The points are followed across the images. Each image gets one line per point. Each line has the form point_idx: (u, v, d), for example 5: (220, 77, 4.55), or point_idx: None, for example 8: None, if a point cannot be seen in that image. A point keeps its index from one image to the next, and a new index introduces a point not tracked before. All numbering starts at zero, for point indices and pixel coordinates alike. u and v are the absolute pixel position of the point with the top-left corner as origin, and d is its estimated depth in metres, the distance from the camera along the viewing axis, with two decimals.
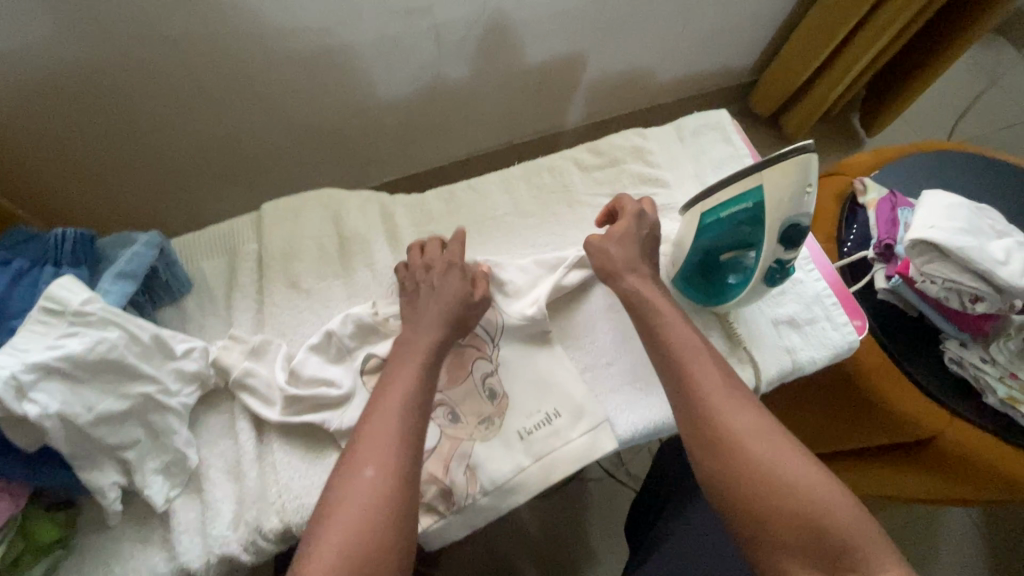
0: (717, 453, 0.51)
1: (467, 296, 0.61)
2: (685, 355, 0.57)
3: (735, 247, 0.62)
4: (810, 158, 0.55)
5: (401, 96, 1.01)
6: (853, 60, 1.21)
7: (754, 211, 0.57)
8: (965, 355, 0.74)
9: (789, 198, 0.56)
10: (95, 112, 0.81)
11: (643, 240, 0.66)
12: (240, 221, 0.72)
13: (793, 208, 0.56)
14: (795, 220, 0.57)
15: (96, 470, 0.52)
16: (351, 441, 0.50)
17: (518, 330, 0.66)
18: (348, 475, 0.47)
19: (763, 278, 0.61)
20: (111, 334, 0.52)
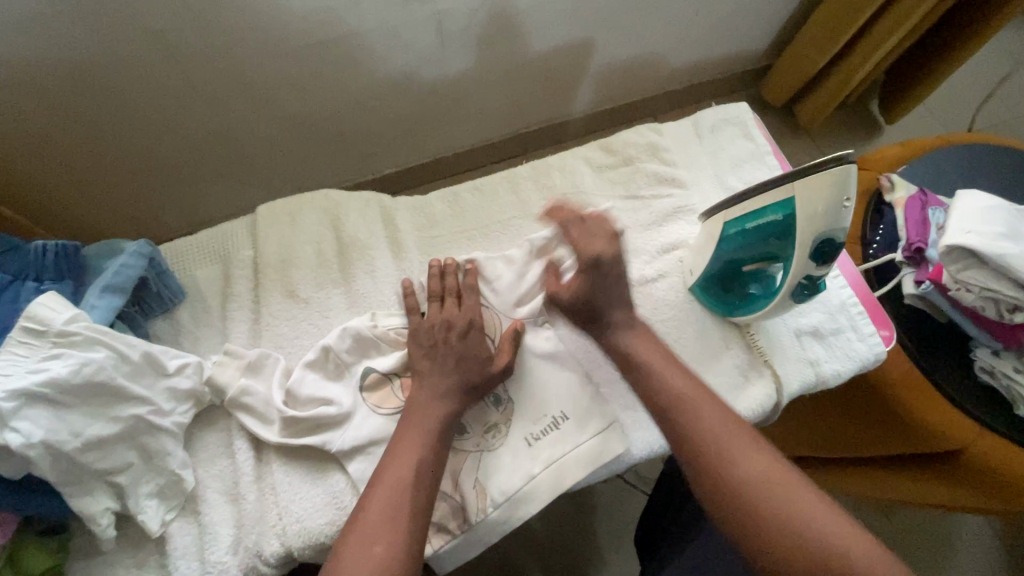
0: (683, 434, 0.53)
1: (487, 363, 0.59)
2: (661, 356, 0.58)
3: (759, 259, 0.58)
4: (849, 166, 0.51)
5: (402, 86, 0.97)
6: (873, 46, 1.15)
7: (782, 224, 0.54)
8: (995, 364, 0.71)
9: (824, 212, 0.52)
10: (80, 111, 0.77)
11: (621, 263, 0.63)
12: (234, 226, 0.69)
13: (829, 222, 0.53)
14: (829, 235, 0.53)
15: (88, 496, 0.49)
16: (356, 511, 0.49)
17: (541, 360, 0.63)
18: (356, 549, 0.46)
19: (791, 295, 0.57)
20: (98, 356, 0.49)
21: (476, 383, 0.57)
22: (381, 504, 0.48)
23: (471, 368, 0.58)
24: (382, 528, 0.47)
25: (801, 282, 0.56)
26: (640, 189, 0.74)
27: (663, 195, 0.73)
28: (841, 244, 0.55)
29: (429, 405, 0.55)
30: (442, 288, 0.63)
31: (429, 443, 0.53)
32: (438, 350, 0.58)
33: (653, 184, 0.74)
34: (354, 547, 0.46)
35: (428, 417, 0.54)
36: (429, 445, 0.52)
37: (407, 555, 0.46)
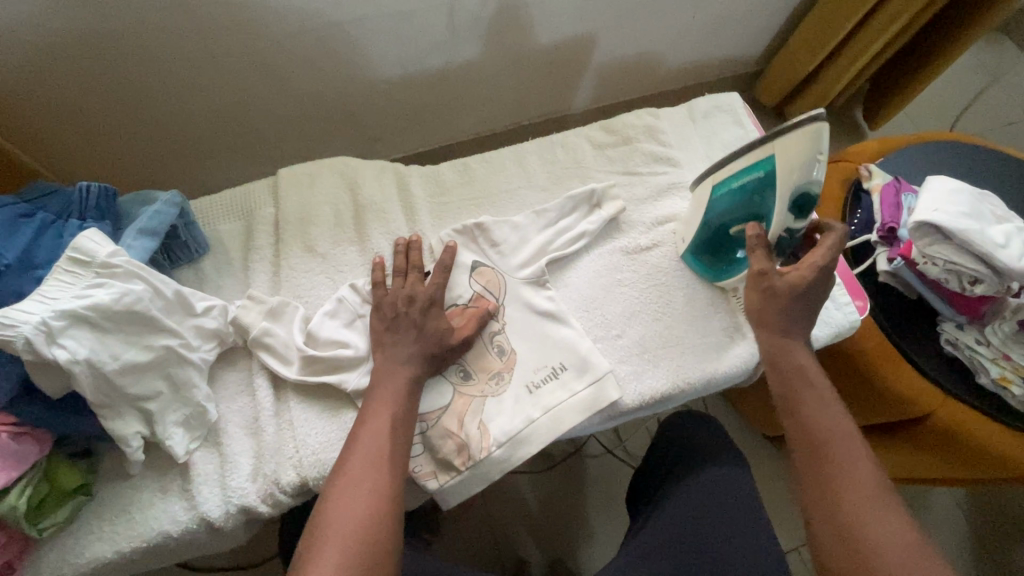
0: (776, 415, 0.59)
1: (446, 336, 0.62)
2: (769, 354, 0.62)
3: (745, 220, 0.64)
4: (818, 125, 0.56)
5: (413, 72, 1.02)
6: (857, 53, 1.23)
7: (764, 180, 0.59)
8: (960, 336, 0.77)
9: (800, 166, 0.57)
10: (106, 75, 0.81)
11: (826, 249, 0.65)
12: (257, 186, 0.73)
13: (805, 175, 0.58)
14: (805, 187, 0.59)
15: (120, 419, 0.53)
16: (340, 462, 0.53)
17: (542, 314, 0.69)
18: (341, 493, 0.50)
19: (774, 248, 0.63)
20: (137, 287, 0.53)
21: (445, 342, 0.61)
22: (363, 460, 0.52)
23: (431, 339, 0.61)
24: (365, 476, 0.51)
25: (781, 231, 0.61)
26: (638, 167, 0.79)
27: (659, 173, 0.79)
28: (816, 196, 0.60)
29: (396, 369, 0.58)
30: (407, 262, 0.66)
31: (400, 404, 0.57)
32: (400, 321, 0.61)
33: (649, 163, 0.80)
34: (340, 492, 0.50)
35: (395, 379, 0.58)
36: (400, 407, 0.56)
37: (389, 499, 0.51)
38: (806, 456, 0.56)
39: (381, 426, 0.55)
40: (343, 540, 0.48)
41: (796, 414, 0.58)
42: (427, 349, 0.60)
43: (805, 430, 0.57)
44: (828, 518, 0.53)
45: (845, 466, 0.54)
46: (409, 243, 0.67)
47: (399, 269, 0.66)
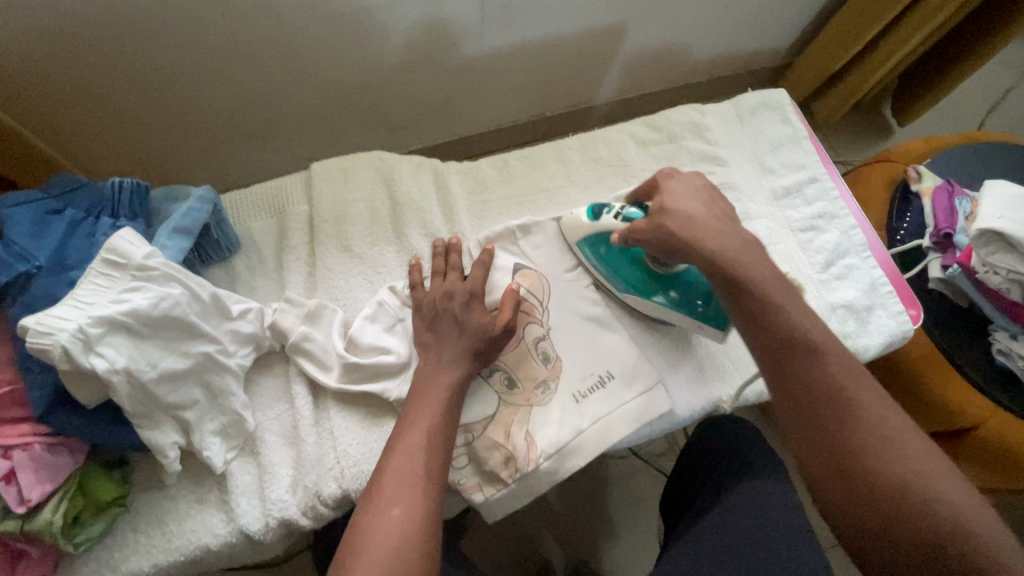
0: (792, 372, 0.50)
1: (492, 335, 0.58)
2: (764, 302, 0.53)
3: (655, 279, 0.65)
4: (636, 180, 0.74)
5: (438, 60, 0.98)
6: (894, 49, 1.18)
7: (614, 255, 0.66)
8: (1013, 346, 0.74)
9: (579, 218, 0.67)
10: (126, 61, 0.77)
11: (702, 195, 0.61)
12: (288, 181, 0.70)
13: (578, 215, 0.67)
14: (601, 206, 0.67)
15: (156, 428, 0.51)
16: (374, 476, 0.49)
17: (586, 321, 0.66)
18: (373, 513, 0.46)
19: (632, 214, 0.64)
20: (175, 291, 0.50)
21: (492, 338, 0.58)
22: (397, 473, 0.49)
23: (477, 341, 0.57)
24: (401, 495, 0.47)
25: (615, 215, 0.64)
26: (683, 166, 0.76)
27: (705, 173, 0.76)
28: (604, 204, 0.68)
29: (436, 375, 0.55)
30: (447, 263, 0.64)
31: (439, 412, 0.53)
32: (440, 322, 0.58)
33: (695, 162, 0.76)
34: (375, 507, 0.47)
35: (437, 384, 0.55)
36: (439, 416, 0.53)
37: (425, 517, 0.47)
38: (818, 442, 0.48)
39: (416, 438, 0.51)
40: (375, 564, 0.44)
41: (795, 390, 0.50)
42: (474, 348, 0.57)
43: (808, 405, 0.49)
44: (872, 507, 0.45)
45: (862, 421, 0.47)
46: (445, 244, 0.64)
47: (439, 271, 0.63)
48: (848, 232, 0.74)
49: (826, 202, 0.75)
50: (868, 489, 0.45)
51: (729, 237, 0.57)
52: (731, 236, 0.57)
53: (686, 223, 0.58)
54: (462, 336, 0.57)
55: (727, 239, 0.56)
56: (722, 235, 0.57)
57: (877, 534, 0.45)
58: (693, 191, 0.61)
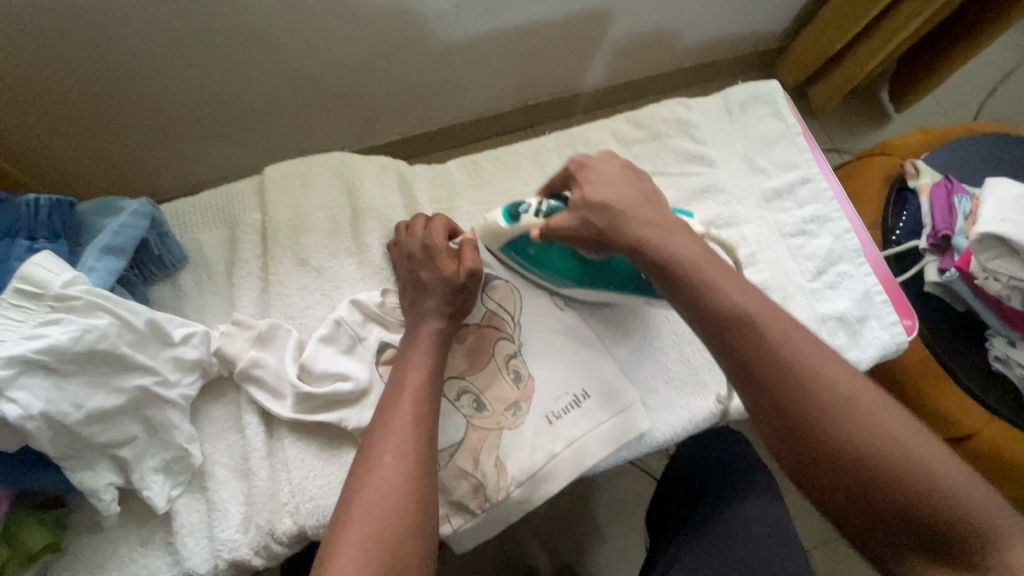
0: (743, 347, 0.45)
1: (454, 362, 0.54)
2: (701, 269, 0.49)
3: (592, 268, 0.60)
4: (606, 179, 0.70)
5: (411, 49, 0.91)
6: (893, 34, 1.12)
7: (541, 257, 0.61)
8: (1011, 354, 0.71)
9: (495, 229, 0.60)
10: (68, 60, 0.70)
11: (625, 174, 0.56)
12: (240, 188, 0.64)
13: (494, 223, 0.60)
14: (516, 206, 0.59)
15: (89, 470, 0.46)
16: (340, 512, 0.44)
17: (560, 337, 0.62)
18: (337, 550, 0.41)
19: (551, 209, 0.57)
20: (101, 322, 0.45)
21: (457, 287, 0.56)
22: (365, 508, 0.43)
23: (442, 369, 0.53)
24: (363, 530, 0.42)
25: (537, 213, 0.57)
26: (668, 165, 0.71)
27: (691, 174, 0.71)
28: (517, 202, 0.60)
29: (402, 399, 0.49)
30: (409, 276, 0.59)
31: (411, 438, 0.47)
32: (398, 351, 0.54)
33: (681, 161, 0.72)
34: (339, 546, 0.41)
35: None
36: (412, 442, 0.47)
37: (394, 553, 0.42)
38: (775, 416, 0.43)
39: (386, 470, 0.45)
40: None
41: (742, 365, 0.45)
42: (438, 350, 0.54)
43: (766, 380, 0.44)
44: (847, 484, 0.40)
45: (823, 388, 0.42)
46: (400, 239, 0.61)
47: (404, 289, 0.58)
48: (842, 238, 0.69)
49: (819, 204, 0.71)
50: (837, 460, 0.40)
51: (649, 220, 0.52)
52: (654, 221, 0.52)
53: (605, 207, 0.53)
54: (428, 296, 0.56)
55: (646, 218, 0.52)
56: (637, 217, 0.52)
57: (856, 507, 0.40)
58: (613, 174, 0.55)
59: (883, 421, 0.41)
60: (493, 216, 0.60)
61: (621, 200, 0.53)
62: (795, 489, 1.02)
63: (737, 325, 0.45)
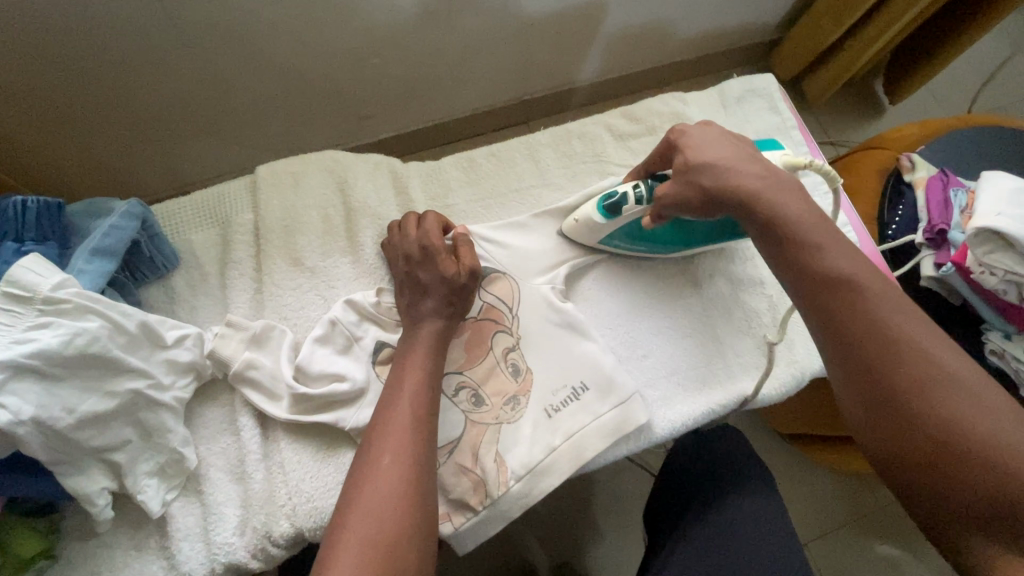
0: (835, 302, 0.44)
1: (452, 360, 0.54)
2: (807, 224, 0.48)
3: (702, 229, 0.62)
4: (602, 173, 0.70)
5: (403, 44, 0.90)
6: (887, 26, 1.12)
7: (647, 237, 0.63)
8: (1006, 346, 0.71)
9: (596, 227, 0.61)
10: (53, 58, 0.69)
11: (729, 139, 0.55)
12: (232, 187, 0.64)
13: (594, 221, 0.61)
14: (607, 201, 0.59)
15: (82, 475, 0.46)
16: (339, 511, 0.44)
17: (558, 330, 0.62)
18: (339, 547, 0.41)
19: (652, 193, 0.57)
20: (91, 325, 0.45)
21: (458, 287, 0.56)
22: (365, 506, 0.43)
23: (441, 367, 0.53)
24: (363, 529, 0.42)
25: (636, 188, 0.58)
26: None
27: None
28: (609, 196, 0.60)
29: (402, 397, 0.49)
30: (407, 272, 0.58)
31: (411, 436, 0.47)
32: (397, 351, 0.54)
33: None
34: (341, 544, 0.41)
35: None
36: (411, 439, 0.47)
37: (394, 552, 0.42)
38: (850, 371, 0.43)
39: (386, 469, 0.45)
40: None
41: (842, 332, 0.43)
42: (437, 348, 0.53)
43: (850, 335, 0.43)
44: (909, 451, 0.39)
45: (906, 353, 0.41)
46: (393, 238, 0.60)
47: (402, 285, 0.58)
48: (838, 231, 0.69)
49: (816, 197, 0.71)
50: (939, 440, 0.38)
51: (766, 176, 0.51)
52: (768, 178, 0.51)
53: (713, 166, 0.52)
54: (428, 296, 0.55)
55: (756, 176, 0.51)
56: (746, 175, 0.51)
57: (951, 494, 0.37)
58: (715, 139, 0.55)
59: (975, 402, 0.39)
60: (586, 213, 0.61)
61: (730, 159, 0.52)
62: (793, 482, 1.02)
63: (830, 281, 0.45)
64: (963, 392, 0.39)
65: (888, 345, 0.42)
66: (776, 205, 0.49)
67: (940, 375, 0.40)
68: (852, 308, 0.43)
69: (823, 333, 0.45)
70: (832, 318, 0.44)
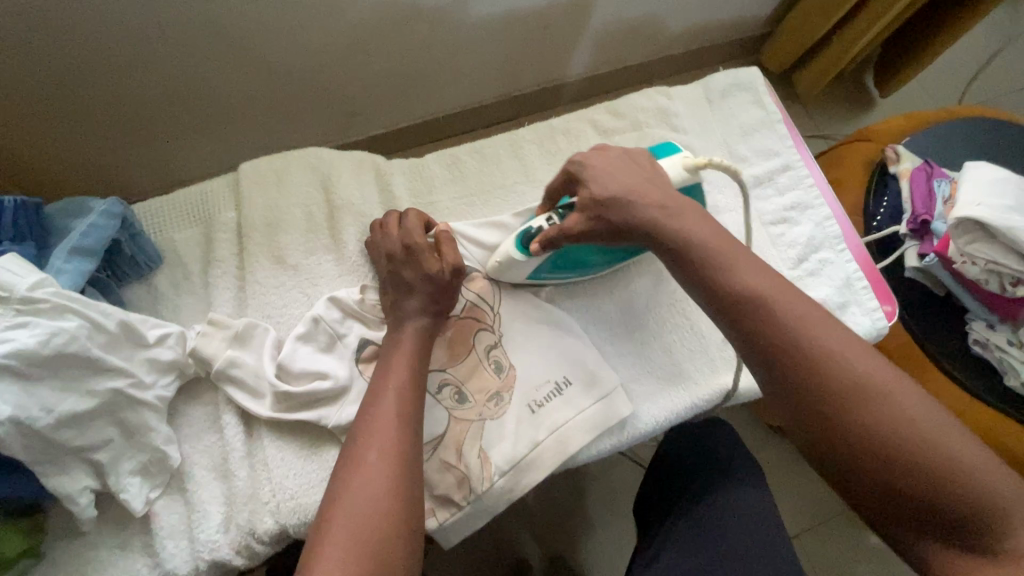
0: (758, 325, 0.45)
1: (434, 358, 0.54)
2: (720, 247, 0.48)
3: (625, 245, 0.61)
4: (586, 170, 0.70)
5: (389, 41, 0.90)
6: (875, 19, 1.12)
7: (573, 262, 0.61)
8: (989, 336, 0.71)
9: (521, 263, 0.59)
10: (32, 59, 0.69)
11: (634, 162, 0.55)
12: (215, 186, 0.64)
13: (516, 258, 0.58)
14: (525, 236, 0.57)
15: (64, 475, 0.46)
16: (322, 511, 0.44)
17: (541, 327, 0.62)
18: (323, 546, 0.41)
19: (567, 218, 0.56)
20: (70, 324, 0.45)
21: (442, 285, 0.56)
22: (349, 505, 0.43)
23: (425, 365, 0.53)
24: (347, 528, 0.42)
25: (548, 221, 0.56)
26: None
27: None
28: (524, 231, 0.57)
29: (385, 396, 0.49)
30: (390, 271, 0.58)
31: (394, 435, 0.47)
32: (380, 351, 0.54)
33: None
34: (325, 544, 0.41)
35: None
36: (395, 439, 0.47)
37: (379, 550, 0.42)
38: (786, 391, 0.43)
39: (370, 469, 0.45)
40: None
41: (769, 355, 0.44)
42: (420, 345, 0.53)
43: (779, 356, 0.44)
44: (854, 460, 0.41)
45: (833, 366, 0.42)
46: (376, 238, 0.60)
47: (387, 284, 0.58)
48: (823, 224, 0.70)
49: (800, 190, 0.71)
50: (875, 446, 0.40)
51: (674, 204, 0.52)
52: (672, 206, 0.51)
53: (615, 199, 0.52)
54: (412, 295, 0.55)
55: (659, 203, 0.52)
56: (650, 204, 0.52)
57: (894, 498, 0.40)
58: (618, 165, 0.54)
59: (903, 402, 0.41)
60: (506, 251, 0.59)
61: (637, 187, 0.52)
62: (783, 475, 1.03)
63: (753, 304, 0.45)
64: (889, 399, 0.41)
65: (814, 361, 0.43)
66: (687, 231, 0.50)
67: (863, 382, 0.42)
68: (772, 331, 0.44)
69: (748, 353, 0.45)
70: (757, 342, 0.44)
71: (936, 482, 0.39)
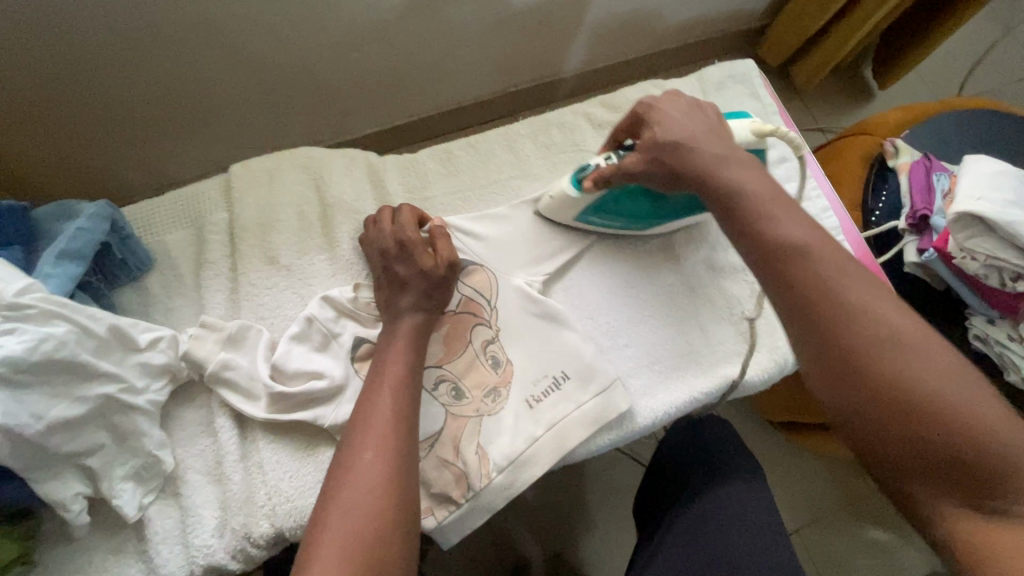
0: (795, 280, 0.43)
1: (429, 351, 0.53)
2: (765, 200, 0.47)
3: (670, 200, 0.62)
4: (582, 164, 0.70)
5: (382, 38, 0.89)
6: (873, 11, 1.11)
7: (617, 211, 0.63)
8: (989, 330, 0.70)
9: (569, 202, 0.61)
10: (19, 59, 0.68)
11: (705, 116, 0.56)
12: (206, 186, 0.63)
13: (569, 195, 0.61)
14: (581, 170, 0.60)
15: (56, 481, 0.45)
16: (318, 510, 0.43)
17: (538, 320, 0.61)
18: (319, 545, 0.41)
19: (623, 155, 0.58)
20: (58, 330, 0.44)
21: (436, 280, 0.55)
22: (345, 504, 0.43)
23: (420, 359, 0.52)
24: (344, 527, 0.42)
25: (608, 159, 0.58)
26: None
27: None
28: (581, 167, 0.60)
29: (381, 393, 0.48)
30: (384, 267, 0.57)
31: (389, 432, 0.46)
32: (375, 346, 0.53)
33: None
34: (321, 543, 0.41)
35: None
36: (391, 436, 0.46)
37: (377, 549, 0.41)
38: (817, 345, 0.42)
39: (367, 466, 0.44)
40: None
41: (804, 309, 0.42)
42: (415, 340, 0.53)
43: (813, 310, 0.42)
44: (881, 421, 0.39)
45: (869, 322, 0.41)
46: (369, 234, 0.59)
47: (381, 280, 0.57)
48: (822, 215, 0.69)
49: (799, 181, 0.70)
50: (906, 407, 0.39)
51: (738, 150, 0.52)
52: (729, 157, 0.51)
53: (680, 139, 0.53)
54: (406, 291, 0.55)
55: (713, 153, 0.51)
56: (705, 156, 0.52)
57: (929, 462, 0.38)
58: (681, 114, 0.55)
59: (937, 365, 0.39)
60: (561, 186, 0.61)
61: (692, 141, 0.52)
62: (783, 470, 1.02)
63: (789, 259, 0.44)
64: (922, 361, 0.39)
65: (850, 316, 0.41)
66: (733, 184, 0.49)
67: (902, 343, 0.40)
68: (811, 284, 0.42)
69: (779, 305, 0.44)
70: (794, 297, 0.43)
71: (970, 442, 0.37)
